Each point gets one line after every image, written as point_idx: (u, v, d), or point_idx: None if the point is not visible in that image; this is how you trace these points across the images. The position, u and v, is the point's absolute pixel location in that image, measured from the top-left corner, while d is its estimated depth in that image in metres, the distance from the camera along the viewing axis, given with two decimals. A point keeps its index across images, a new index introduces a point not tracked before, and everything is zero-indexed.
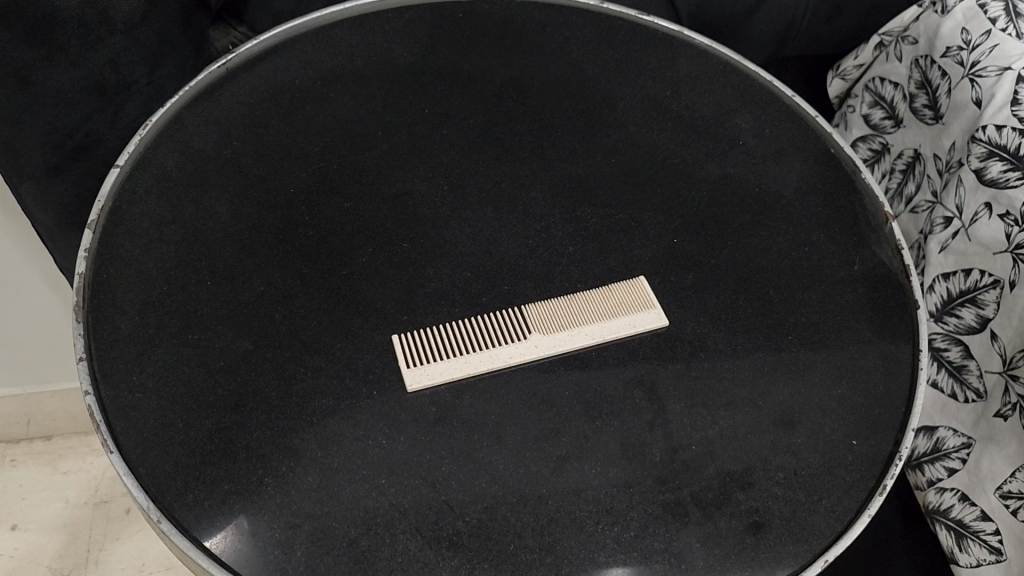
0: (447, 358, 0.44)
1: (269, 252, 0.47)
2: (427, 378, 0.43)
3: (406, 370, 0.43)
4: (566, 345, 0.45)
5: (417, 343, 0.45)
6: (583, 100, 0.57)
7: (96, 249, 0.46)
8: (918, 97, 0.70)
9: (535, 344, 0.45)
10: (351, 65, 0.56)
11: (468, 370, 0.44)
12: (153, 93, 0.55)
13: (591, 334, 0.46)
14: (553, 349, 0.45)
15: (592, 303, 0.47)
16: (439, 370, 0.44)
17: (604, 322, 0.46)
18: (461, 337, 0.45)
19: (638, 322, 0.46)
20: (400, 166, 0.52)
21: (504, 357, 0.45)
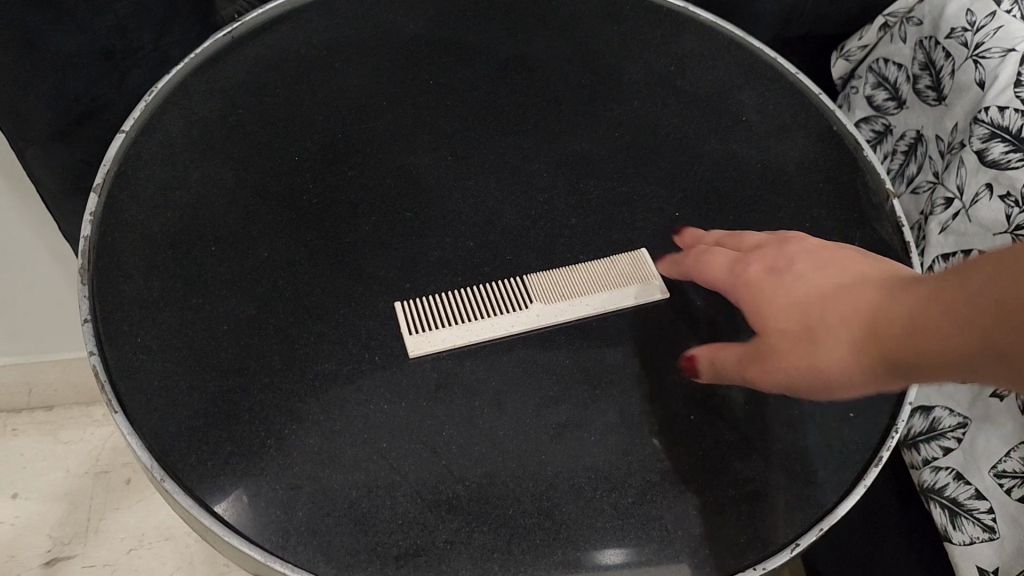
0: (449, 326, 0.44)
1: (273, 219, 0.48)
2: (429, 346, 0.44)
3: (408, 337, 0.44)
4: (569, 315, 0.46)
5: (418, 310, 0.45)
6: (588, 73, 0.57)
7: (101, 213, 0.46)
8: (921, 78, 0.70)
9: (536, 313, 0.45)
10: (357, 36, 0.56)
11: (471, 338, 0.44)
12: (159, 59, 0.55)
13: (592, 303, 0.46)
14: (554, 319, 0.45)
15: (594, 274, 0.47)
16: (442, 337, 0.44)
17: (607, 293, 0.47)
18: (463, 306, 0.45)
19: (640, 295, 0.47)
20: (404, 137, 0.52)
21: (505, 326, 0.45)
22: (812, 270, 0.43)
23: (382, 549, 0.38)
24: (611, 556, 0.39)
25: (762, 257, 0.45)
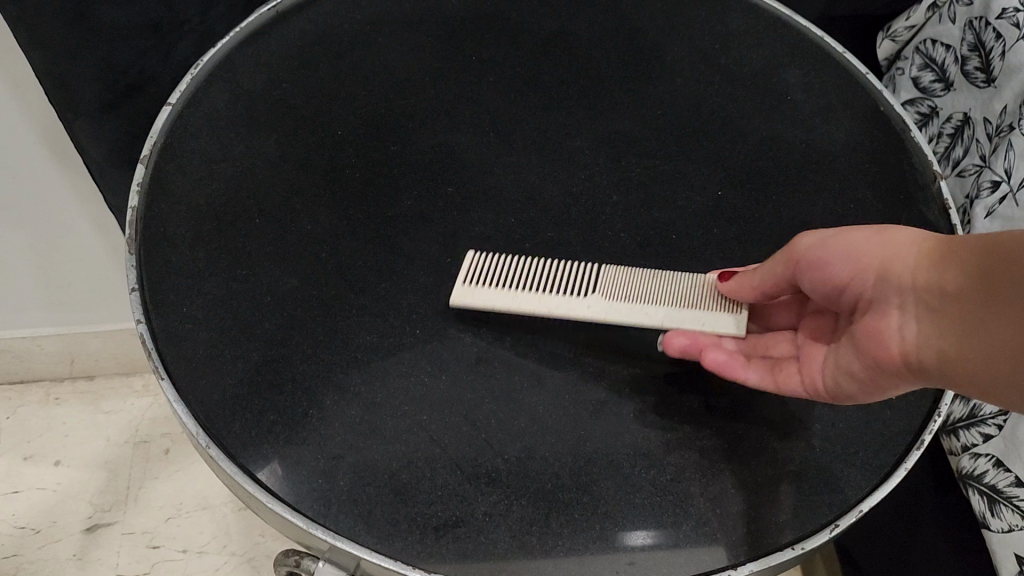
0: (498, 289, 0.45)
1: (316, 192, 0.48)
2: (474, 300, 0.44)
3: (459, 286, 0.45)
4: (624, 315, 0.44)
5: (477, 263, 0.46)
6: (630, 49, 0.57)
7: (148, 184, 0.47)
8: (970, 60, 0.68)
9: (590, 303, 0.44)
10: (401, 11, 0.56)
11: (512, 306, 0.44)
12: (205, 33, 0.54)
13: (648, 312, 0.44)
14: (603, 312, 0.44)
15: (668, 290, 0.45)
16: (486, 291, 0.44)
17: (677, 309, 0.44)
18: (517, 273, 0.45)
19: (716, 323, 0.44)
20: (446, 113, 0.52)
21: (552, 306, 0.44)
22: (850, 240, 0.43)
23: (420, 519, 0.38)
24: (637, 538, 0.38)
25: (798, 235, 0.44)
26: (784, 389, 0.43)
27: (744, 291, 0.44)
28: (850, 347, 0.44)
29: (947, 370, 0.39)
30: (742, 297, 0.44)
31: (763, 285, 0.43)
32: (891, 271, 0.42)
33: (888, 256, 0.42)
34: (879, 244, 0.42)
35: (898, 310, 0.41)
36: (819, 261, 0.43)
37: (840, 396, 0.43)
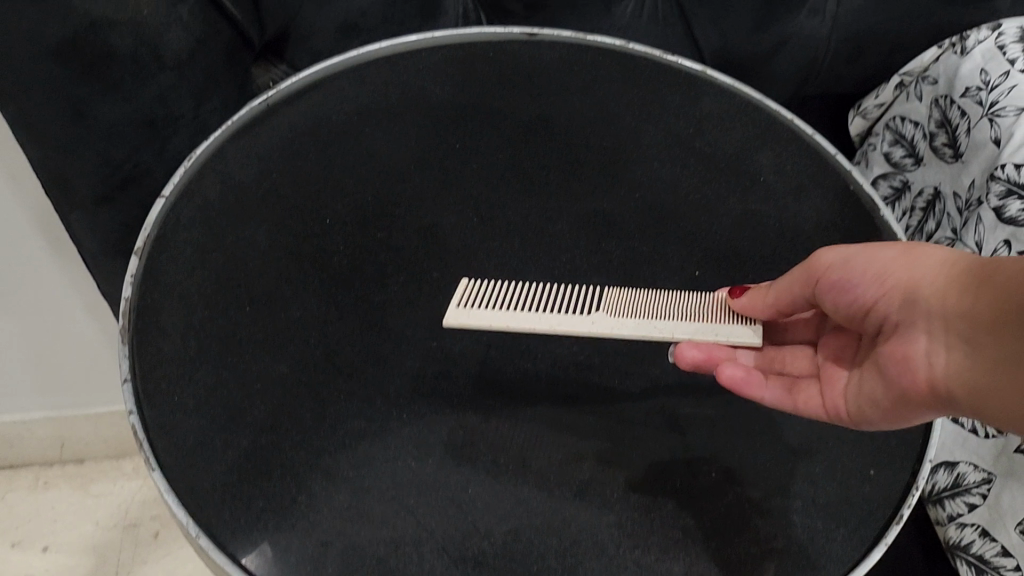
0: (500, 312, 0.46)
1: (306, 280, 0.49)
2: (469, 319, 0.46)
3: (452, 307, 0.46)
4: (629, 329, 0.46)
5: (472, 291, 0.49)
6: (609, 134, 0.59)
7: (142, 275, 0.48)
8: (938, 136, 0.71)
9: (596, 321, 0.46)
10: (386, 101, 0.58)
11: (515, 324, 0.46)
12: (198, 126, 0.56)
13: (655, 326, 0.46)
14: (609, 327, 0.46)
15: (673, 311, 0.48)
16: (478, 309, 0.46)
17: (685, 322, 0.47)
18: (519, 304, 0.48)
19: (728, 334, 0.47)
20: (432, 200, 0.54)
21: (557, 323, 0.46)
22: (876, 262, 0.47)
23: None
24: None
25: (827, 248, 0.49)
26: (802, 409, 0.47)
27: (756, 306, 0.48)
28: (875, 372, 0.48)
29: (969, 393, 0.44)
30: (755, 312, 0.48)
31: (779, 301, 0.47)
32: (918, 295, 0.46)
33: (915, 279, 0.47)
34: (903, 266, 0.47)
35: (924, 334, 0.46)
36: (843, 279, 0.48)
37: (857, 418, 0.47)
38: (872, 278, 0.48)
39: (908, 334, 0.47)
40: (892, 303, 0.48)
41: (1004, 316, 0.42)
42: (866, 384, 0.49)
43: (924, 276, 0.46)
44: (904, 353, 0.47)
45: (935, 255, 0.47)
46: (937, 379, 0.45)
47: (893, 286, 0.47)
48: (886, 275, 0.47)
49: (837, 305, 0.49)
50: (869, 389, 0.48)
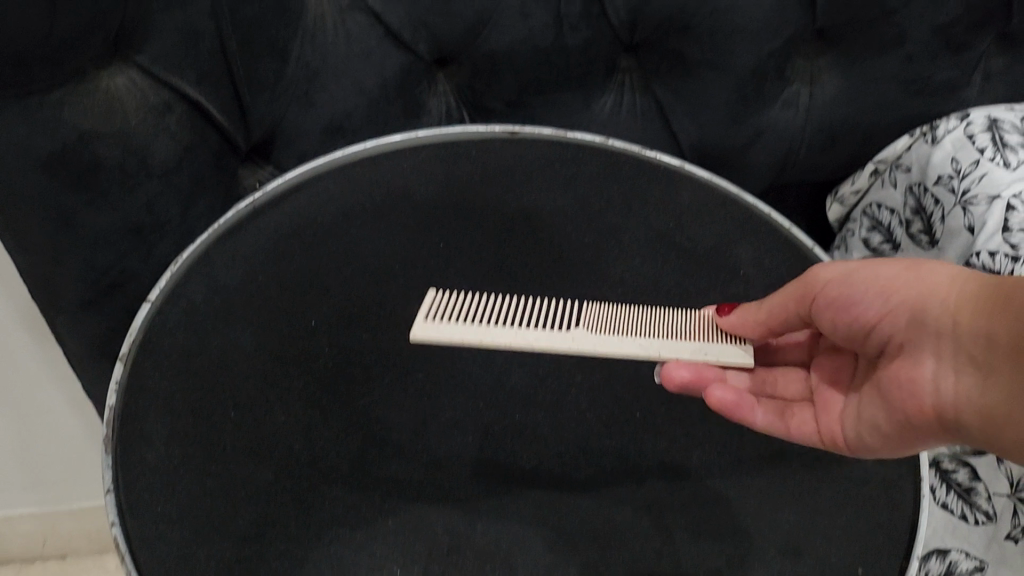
0: (470, 328, 0.48)
1: (292, 382, 0.49)
2: (433, 335, 0.48)
3: (416, 322, 0.48)
4: (610, 347, 0.49)
5: (434, 304, 0.51)
6: (590, 230, 0.60)
7: (127, 381, 0.48)
8: (914, 223, 0.72)
9: (575, 337, 0.49)
10: (371, 200, 0.59)
11: (484, 339, 0.48)
12: (185, 230, 0.56)
13: (640, 346, 0.49)
14: (589, 344, 0.49)
15: (657, 332, 0.51)
16: (445, 323, 0.48)
17: (675, 344, 0.50)
18: (495, 320, 0.50)
19: (720, 355, 0.50)
20: (417, 298, 0.55)
21: (534, 339, 0.48)
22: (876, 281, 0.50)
23: None
24: None
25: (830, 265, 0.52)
26: (796, 431, 0.51)
27: (746, 326, 0.51)
28: (878, 393, 0.51)
29: (976, 416, 0.46)
30: (743, 330, 0.51)
31: (771, 317, 0.51)
32: (921, 314, 0.49)
33: (918, 297, 0.49)
34: (905, 284, 0.50)
35: (931, 357, 0.48)
36: (842, 295, 0.51)
37: (861, 446, 0.50)
38: (874, 297, 0.50)
39: (914, 353, 0.49)
40: (896, 322, 0.50)
41: (1008, 337, 0.44)
42: (868, 406, 0.52)
43: (929, 294, 0.49)
44: (910, 374, 0.49)
45: (942, 272, 0.49)
46: (943, 401, 0.47)
47: (897, 305, 0.50)
48: (888, 292, 0.50)
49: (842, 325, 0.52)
50: (869, 412, 0.51)
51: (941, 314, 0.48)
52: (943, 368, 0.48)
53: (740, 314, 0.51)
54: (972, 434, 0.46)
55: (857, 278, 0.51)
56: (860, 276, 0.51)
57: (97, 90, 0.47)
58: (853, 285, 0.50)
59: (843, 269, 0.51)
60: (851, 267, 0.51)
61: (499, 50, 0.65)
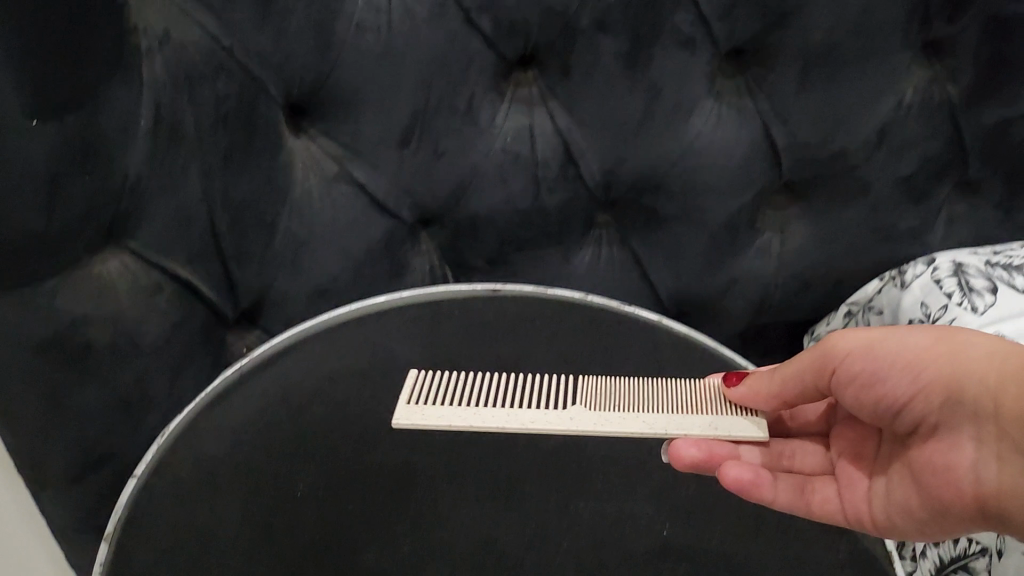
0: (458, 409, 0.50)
1: (275, 558, 0.49)
2: (414, 420, 0.49)
3: (402, 407, 0.50)
4: (607, 425, 0.50)
5: (415, 384, 0.53)
6: (572, 386, 0.60)
7: (111, 562, 0.48)
8: None
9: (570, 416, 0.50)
10: (357, 364, 0.60)
11: (472, 424, 0.49)
12: (173, 401, 0.58)
13: (645, 423, 0.50)
14: (585, 423, 0.50)
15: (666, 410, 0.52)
16: (431, 408, 0.50)
17: (681, 420, 0.50)
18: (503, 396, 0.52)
19: (732, 429, 0.50)
20: (402, 464, 0.55)
21: (530, 420, 0.50)
22: (902, 355, 0.48)
23: None
24: None
25: (855, 335, 0.50)
26: (822, 515, 0.52)
27: (756, 398, 0.51)
28: (910, 472, 0.50)
29: (1019, 505, 0.43)
30: (756, 402, 0.51)
31: (786, 390, 0.50)
32: (956, 395, 0.46)
33: (953, 372, 0.46)
34: (936, 356, 0.47)
35: (969, 441, 0.46)
36: (866, 371, 0.49)
37: (892, 524, 0.50)
38: (901, 372, 0.48)
39: (950, 432, 0.47)
40: (928, 401, 0.48)
41: None
42: (898, 487, 0.51)
43: (964, 370, 0.46)
44: (946, 456, 0.47)
45: (978, 348, 0.46)
46: (983, 486, 0.45)
47: (928, 380, 0.47)
48: (918, 370, 0.48)
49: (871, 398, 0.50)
50: (898, 494, 0.50)
51: (978, 396, 0.45)
52: (981, 453, 0.45)
53: (752, 386, 0.51)
54: (1016, 524, 0.44)
55: (883, 352, 0.49)
56: (886, 351, 0.49)
57: (91, 275, 0.49)
58: (880, 360, 0.49)
59: (866, 341, 0.49)
60: (876, 338, 0.49)
61: (480, 213, 0.67)
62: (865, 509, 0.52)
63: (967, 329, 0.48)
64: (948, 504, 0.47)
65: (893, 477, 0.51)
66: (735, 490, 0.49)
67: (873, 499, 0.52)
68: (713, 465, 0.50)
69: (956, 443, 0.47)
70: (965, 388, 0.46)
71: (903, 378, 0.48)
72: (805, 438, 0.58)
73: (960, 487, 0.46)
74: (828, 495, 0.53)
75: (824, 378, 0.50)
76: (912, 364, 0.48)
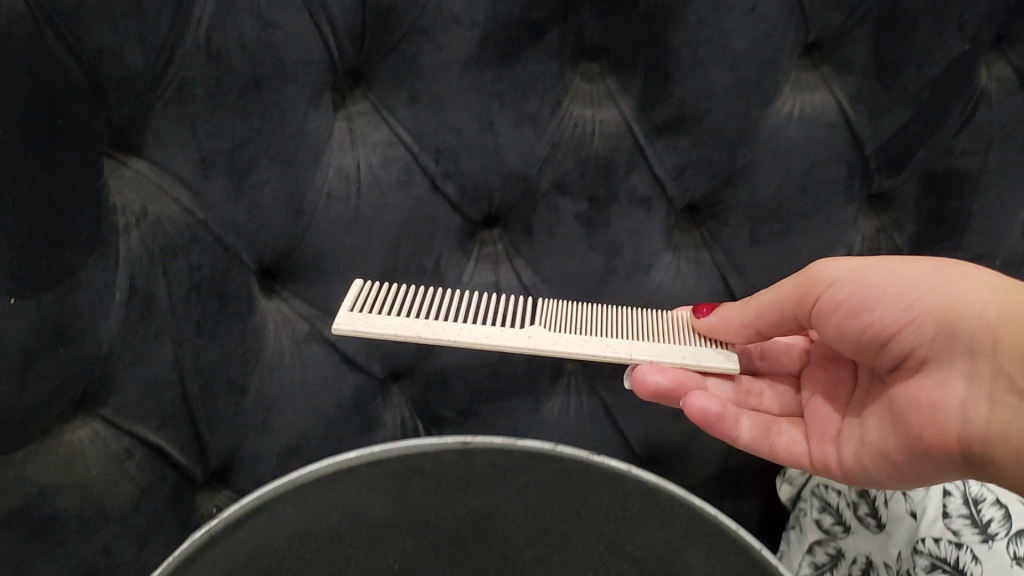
0: (399, 322, 0.52)
1: None
2: (352, 326, 0.51)
3: (342, 312, 0.52)
4: (570, 346, 0.54)
5: (357, 291, 0.55)
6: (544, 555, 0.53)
7: None
8: (861, 505, 0.72)
9: (532, 336, 0.54)
10: None
11: (419, 335, 0.52)
12: (139, 568, 0.57)
13: (614, 347, 0.55)
14: (549, 347, 0.53)
15: (624, 329, 0.58)
16: (370, 316, 0.52)
17: (643, 346, 0.56)
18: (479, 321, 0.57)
19: (698, 357, 0.56)
20: None
21: (497, 338, 0.53)
22: (891, 288, 0.52)
23: None
24: None
25: (846, 268, 0.54)
26: (783, 453, 0.62)
27: (726, 327, 0.58)
28: (888, 413, 0.56)
29: (997, 445, 0.48)
30: (722, 332, 0.58)
31: (759, 318, 0.57)
32: (948, 326, 0.50)
33: (949, 302, 0.50)
34: (929, 288, 0.51)
35: (959, 377, 0.50)
36: (854, 302, 0.54)
37: (863, 460, 0.58)
38: (890, 302, 0.52)
39: (938, 367, 0.52)
40: (918, 335, 0.52)
41: None
42: (874, 428, 0.57)
43: (959, 304, 0.50)
44: (931, 392, 0.52)
45: (975, 284, 0.50)
46: (965, 425, 0.50)
47: (919, 313, 0.51)
48: (911, 301, 0.51)
49: (856, 332, 0.55)
50: (875, 437, 0.57)
51: (972, 330, 0.49)
52: (970, 390, 0.50)
53: (728, 319, 0.58)
54: (988, 465, 0.49)
55: (875, 285, 0.53)
56: (874, 282, 0.53)
57: (62, 443, 0.49)
58: (868, 292, 0.53)
59: (856, 269, 0.54)
60: (866, 270, 0.53)
61: (449, 366, 0.69)
62: (834, 453, 0.60)
63: (965, 264, 0.52)
64: (926, 442, 0.52)
65: (868, 419, 0.58)
66: (699, 418, 0.56)
67: (847, 443, 0.59)
68: (678, 393, 0.56)
69: (946, 377, 0.51)
70: (956, 321, 0.50)
71: (892, 308, 0.52)
72: (776, 378, 0.67)
73: (945, 423, 0.51)
74: (794, 437, 0.62)
75: (807, 304, 0.56)
76: (902, 297, 0.52)
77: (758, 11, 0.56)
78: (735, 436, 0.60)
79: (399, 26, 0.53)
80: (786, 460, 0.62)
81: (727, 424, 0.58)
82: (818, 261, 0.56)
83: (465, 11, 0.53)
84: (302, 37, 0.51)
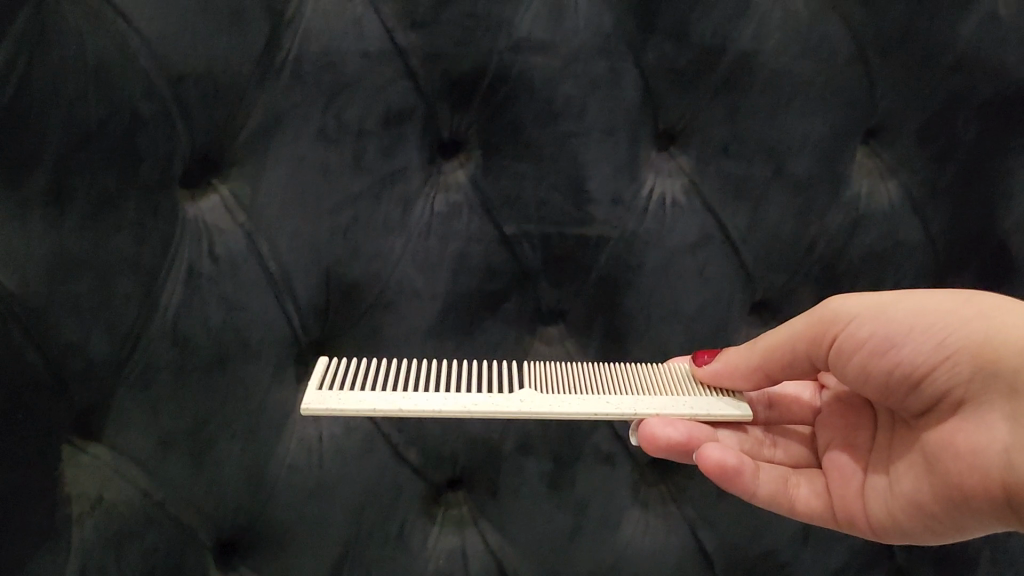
0: (368, 390, 0.47)
1: None
2: (321, 402, 0.46)
3: (311, 390, 0.47)
4: (562, 405, 0.49)
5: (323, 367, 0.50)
6: None
7: None
8: None
9: (524, 398, 0.49)
10: None
11: (390, 405, 0.46)
12: None
13: (613, 402, 0.49)
14: (542, 407, 0.48)
15: (619, 383, 0.53)
16: (338, 392, 0.47)
17: (645, 398, 0.51)
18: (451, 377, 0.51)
19: (704, 409, 0.51)
20: None
21: (482, 402, 0.48)
22: (917, 326, 0.46)
23: None
24: None
25: (866, 302, 0.48)
26: (808, 515, 0.55)
27: (732, 372, 0.52)
28: (923, 463, 0.49)
29: None
30: (725, 378, 0.53)
31: (770, 360, 0.51)
32: (988, 365, 0.44)
33: (985, 337, 0.44)
34: (961, 320, 0.45)
35: (1004, 421, 0.44)
36: (880, 342, 0.47)
37: (897, 517, 0.51)
38: (919, 337, 0.46)
39: (977, 411, 0.45)
40: (955, 375, 0.45)
41: None
42: (906, 477, 0.50)
43: (999, 339, 0.43)
44: (968, 438, 0.46)
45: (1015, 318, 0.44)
46: (1010, 473, 0.44)
47: (953, 349, 0.45)
48: (943, 339, 0.45)
49: (881, 372, 0.48)
50: (907, 488, 0.50)
51: (1016, 370, 0.43)
52: (1014, 437, 0.44)
53: (733, 362, 0.52)
54: None
55: (902, 324, 0.47)
56: (898, 318, 0.47)
57: None
58: (894, 329, 0.47)
59: (876, 304, 0.48)
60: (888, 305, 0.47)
61: None
62: (860, 507, 0.53)
63: (999, 293, 0.46)
64: (967, 492, 0.46)
65: (897, 469, 0.51)
66: (716, 475, 0.50)
67: (873, 497, 0.52)
68: (691, 448, 0.51)
69: (989, 422, 0.45)
70: (997, 358, 0.43)
71: (921, 346, 0.46)
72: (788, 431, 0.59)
73: (988, 470, 0.45)
74: (815, 492, 0.55)
75: (823, 345, 0.49)
76: (932, 334, 0.46)
77: (704, 276, 0.59)
78: (753, 493, 0.53)
79: (363, 303, 0.56)
80: (808, 517, 0.55)
81: (744, 479, 0.51)
82: (832, 296, 0.50)
83: (425, 285, 0.56)
84: (265, 317, 0.53)
